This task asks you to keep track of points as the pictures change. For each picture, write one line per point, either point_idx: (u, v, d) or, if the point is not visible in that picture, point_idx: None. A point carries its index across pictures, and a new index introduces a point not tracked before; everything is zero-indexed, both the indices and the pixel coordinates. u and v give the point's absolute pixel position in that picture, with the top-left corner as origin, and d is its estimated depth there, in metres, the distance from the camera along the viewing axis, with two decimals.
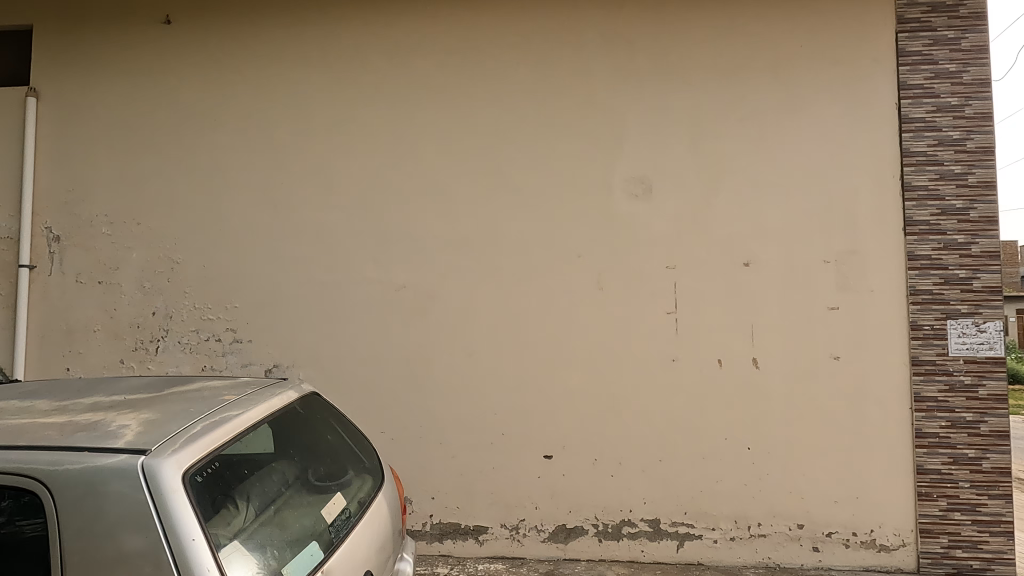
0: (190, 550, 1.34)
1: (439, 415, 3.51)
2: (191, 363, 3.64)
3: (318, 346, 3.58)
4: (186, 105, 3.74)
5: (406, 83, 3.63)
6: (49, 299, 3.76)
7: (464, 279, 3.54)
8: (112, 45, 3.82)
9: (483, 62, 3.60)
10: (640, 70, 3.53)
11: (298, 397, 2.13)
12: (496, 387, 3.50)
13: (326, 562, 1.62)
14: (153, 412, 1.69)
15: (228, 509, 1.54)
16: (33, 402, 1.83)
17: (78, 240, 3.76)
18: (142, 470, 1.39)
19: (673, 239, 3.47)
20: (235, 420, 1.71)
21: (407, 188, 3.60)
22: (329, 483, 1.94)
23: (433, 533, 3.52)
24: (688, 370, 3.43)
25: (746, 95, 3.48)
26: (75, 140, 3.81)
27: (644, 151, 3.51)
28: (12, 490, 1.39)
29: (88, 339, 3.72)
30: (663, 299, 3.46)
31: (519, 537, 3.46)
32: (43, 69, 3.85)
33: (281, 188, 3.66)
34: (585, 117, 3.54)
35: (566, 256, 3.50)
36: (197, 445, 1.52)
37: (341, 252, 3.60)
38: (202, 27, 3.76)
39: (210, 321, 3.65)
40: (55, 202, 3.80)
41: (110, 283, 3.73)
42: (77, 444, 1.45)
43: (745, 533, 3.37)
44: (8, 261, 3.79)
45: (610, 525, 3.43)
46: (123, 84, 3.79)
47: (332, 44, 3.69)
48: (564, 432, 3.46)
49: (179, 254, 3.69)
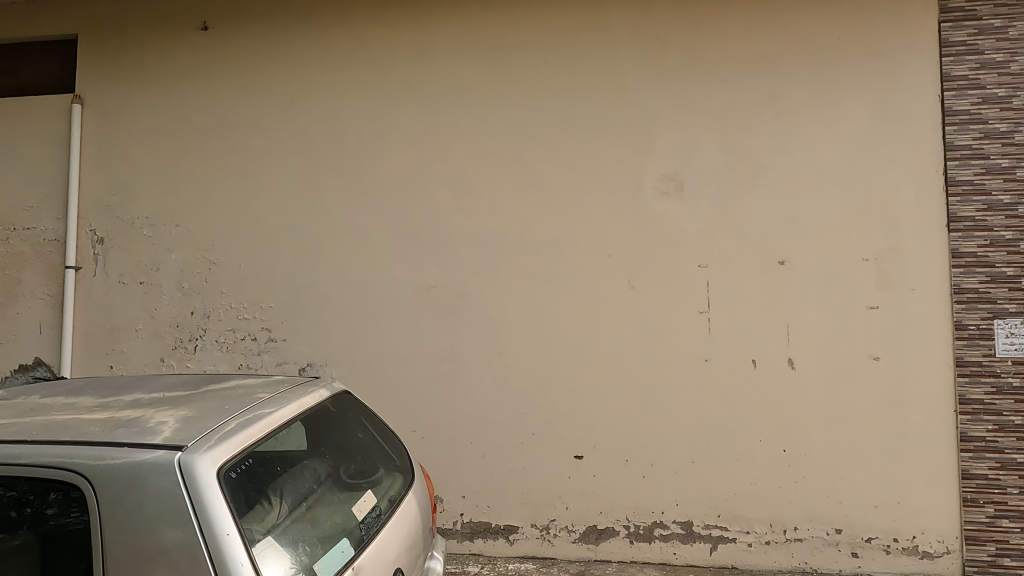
0: (224, 546, 1.37)
1: (468, 414, 3.52)
2: (227, 361, 3.73)
3: (351, 347, 3.63)
4: (223, 108, 3.82)
5: (436, 84, 3.65)
6: (93, 300, 3.88)
7: (495, 278, 3.54)
8: (152, 51, 3.91)
9: (512, 60, 3.60)
10: (672, 66, 3.49)
11: (331, 394, 2.15)
12: (526, 387, 3.49)
13: (357, 560, 1.64)
14: (190, 409, 1.73)
15: (262, 505, 1.56)
16: (77, 399, 1.89)
17: (120, 241, 3.88)
18: (178, 465, 1.42)
19: (706, 237, 3.42)
20: (269, 416, 1.74)
21: (437, 188, 3.62)
22: (360, 481, 1.96)
23: (464, 532, 3.53)
24: (720, 371, 3.38)
25: (781, 90, 3.41)
26: (118, 145, 3.93)
27: (676, 148, 3.46)
28: (59, 484, 1.44)
29: (130, 339, 3.83)
30: (696, 298, 3.41)
31: (549, 537, 3.45)
32: (87, 76, 3.97)
33: (314, 190, 3.71)
34: (616, 114, 3.51)
35: (597, 255, 3.48)
36: (231, 442, 1.55)
37: (373, 253, 3.64)
38: (236, 32, 3.84)
39: (246, 320, 3.73)
40: (98, 204, 3.92)
41: (151, 283, 3.83)
42: (117, 440, 1.50)
43: (780, 538, 3.31)
44: (55, 262, 3.92)
45: (641, 527, 3.39)
46: (162, 89, 3.89)
47: (363, 44, 3.73)
48: (594, 432, 3.43)
49: (216, 254, 3.78)
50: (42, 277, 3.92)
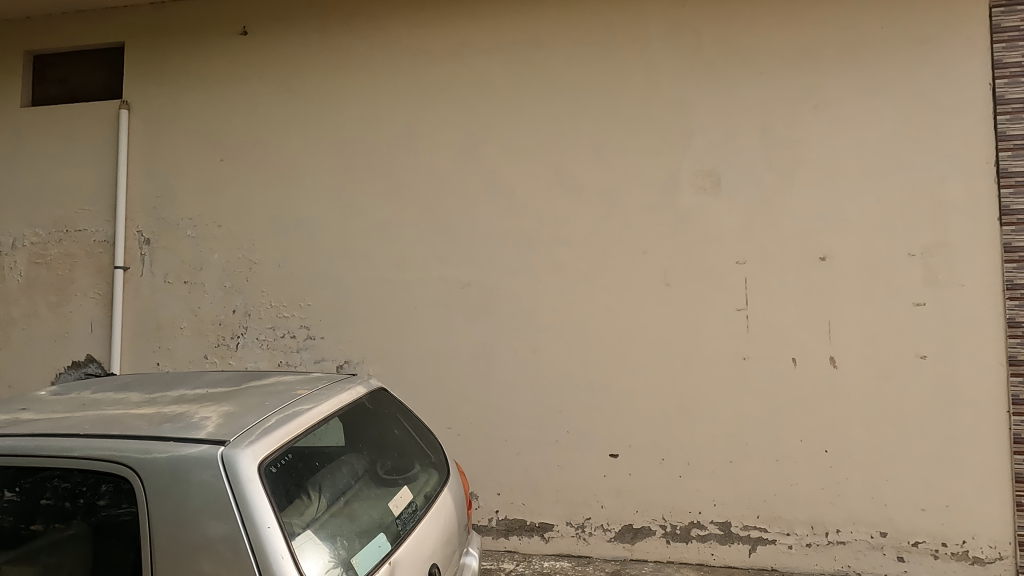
0: (265, 538, 1.40)
1: (503, 411, 3.53)
2: (267, 358, 3.81)
3: (387, 345, 3.67)
4: (262, 111, 3.91)
5: (470, 83, 3.67)
6: (140, 299, 4.01)
7: (529, 276, 3.54)
8: (194, 56, 4.02)
9: (545, 58, 3.59)
10: (708, 60, 3.43)
11: (368, 391, 2.19)
12: (561, 384, 3.48)
13: (393, 554, 1.66)
14: (232, 405, 1.78)
15: (302, 499, 1.59)
16: (126, 395, 1.96)
17: (165, 242, 4.00)
18: (221, 460, 1.46)
19: (744, 233, 3.36)
20: (308, 412, 1.78)
21: (471, 186, 3.63)
22: (396, 477, 1.98)
23: (499, 529, 3.54)
24: (759, 369, 3.31)
25: (822, 82, 3.33)
26: (163, 148, 4.05)
27: (712, 143, 3.41)
28: (110, 476, 1.50)
29: (175, 337, 3.94)
30: (733, 296, 3.35)
31: (585, 536, 3.44)
32: (134, 82, 4.11)
33: (350, 189, 3.77)
34: (651, 110, 3.47)
35: (632, 252, 3.44)
36: (272, 437, 1.59)
37: (408, 252, 3.68)
38: (275, 36, 3.92)
39: (285, 318, 3.81)
40: (145, 206, 4.05)
41: (195, 282, 3.94)
42: (163, 435, 1.55)
43: (822, 540, 3.23)
44: (104, 262, 4.06)
45: (678, 527, 3.35)
46: (204, 93, 4.00)
47: (397, 45, 3.76)
48: (629, 430, 3.41)
49: (257, 254, 3.87)
50: (93, 277, 4.07)
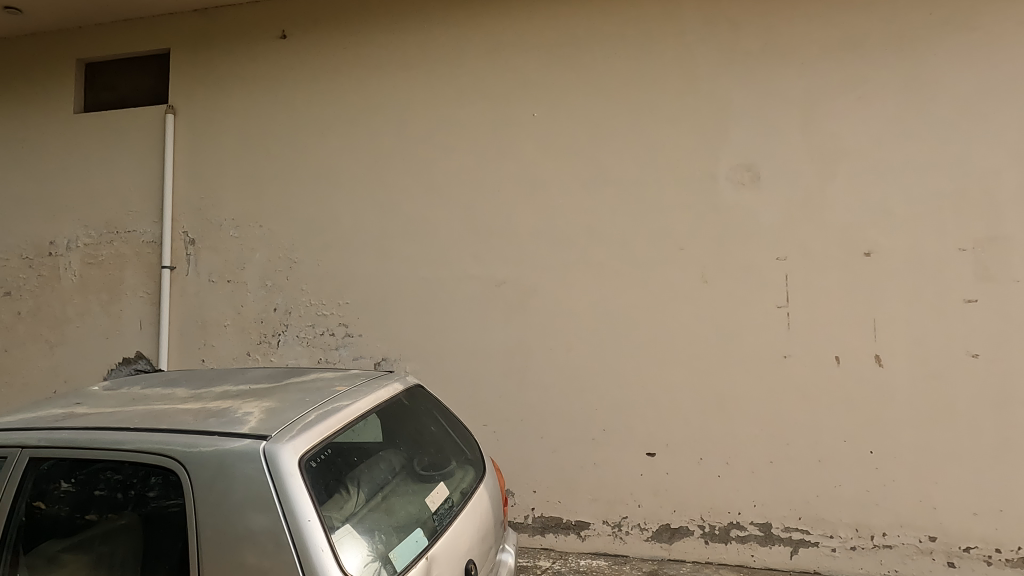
0: (306, 531, 1.43)
1: (539, 409, 3.53)
2: (307, 355, 3.89)
3: (424, 342, 3.71)
4: (301, 112, 3.98)
5: (505, 82, 3.67)
6: (186, 298, 4.13)
7: (564, 273, 3.53)
8: (236, 60, 4.12)
9: (580, 55, 3.58)
10: (746, 52, 3.37)
11: (405, 388, 2.21)
12: (597, 382, 3.46)
13: (430, 549, 1.67)
14: (273, 400, 1.82)
15: (341, 494, 1.62)
16: (173, 390, 2.03)
17: (210, 242, 4.11)
18: (263, 454, 1.50)
19: (784, 228, 3.28)
20: (346, 408, 1.81)
21: (506, 184, 3.64)
22: (433, 473, 2.00)
23: (535, 526, 3.54)
24: (800, 368, 3.24)
25: (866, 72, 3.23)
26: (206, 151, 4.16)
27: (751, 137, 3.34)
28: (159, 469, 1.55)
29: (220, 334, 4.05)
30: (774, 293, 3.28)
31: (621, 535, 3.42)
32: (179, 87, 4.23)
33: (387, 189, 3.81)
34: (687, 104, 3.42)
35: (669, 249, 3.40)
36: (311, 432, 1.62)
37: (444, 250, 3.70)
38: (313, 39, 3.99)
39: (324, 316, 3.88)
40: (190, 207, 4.17)
41: (237, 281, 4.04)
42: (208, 429, 1.60)
43: (867, 543, 3.14)
44: (152, 262, 4.20)
45: (717, 527, 3.30)
46: (245, 97, 4.10)
47: (432, 45, 3.79)
48: (666, 429, 3.37)
49: (297, 253, 3.95)
50: (142, 276, 4.21)
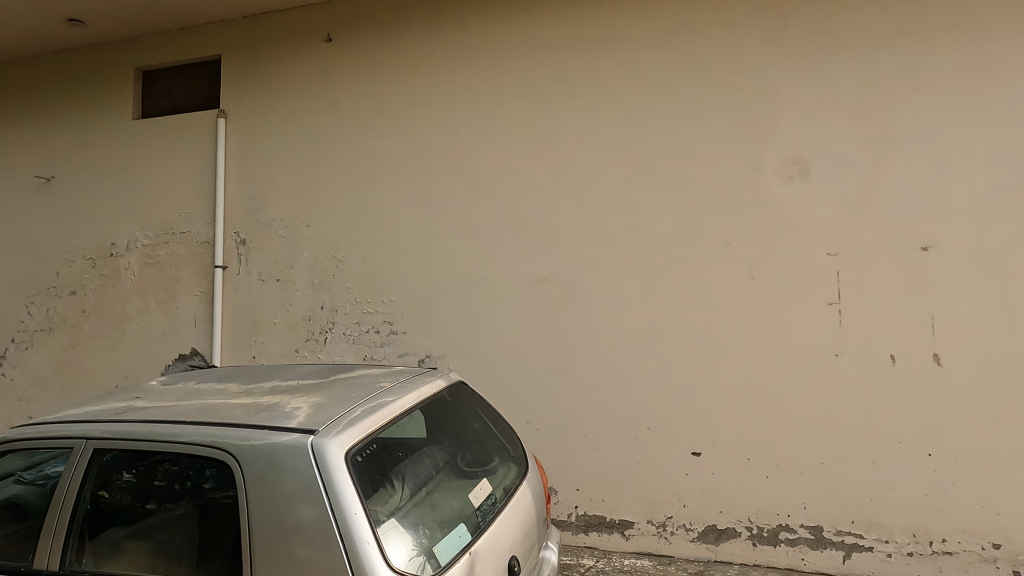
0: (353, 524, 1.46)
1: (582, 407, 3.52)
2: (353, 352, 3.96)
3: (466, 339, 3.74)
4: (346, 114, 4.06)
5: (546, 78, 3.66)
6: (238, 296, 4.26)
7: (606, 271, 3.50)
8: (283, 64, 4.22)
9: (622, 50, 3.54)
10: (795, 42, 3.27)
11: (448, 384, 2.24)
12: (640, 380, 3.43)
13: (474, 545, 1.68)
14: (320, 396, 1.87)
15: (386, 488, 1.65)
16: (226, 385, 2.10)
17: (260, 242, 4.23)
18: (311, 448, 1.54)
19: (835, 223, 3.18)
20: (390, 404, 1.84)
21: (548, 181, 3.63)
22: (476, 469, 2.02)
23: (579, 524, 3.53)
24: (853, 367, 3.13)
25: (923, 59, 3.10)
26: (256, 153, 4.28)
27: (800, 129, 3.25)
28: (213, 461, 1.61)
29: (270, 332, 4.17)
30: (824, 289, 3.18)
31: (666, 535, 3.37)
32: (230, 92, 4.36)
33: (430, 188, 3.86)
34: (733, 97, 3.35)
35: (714, 245, 3.34)
36: (358, 428, 1.65)
37: (487, 248, 3.72)
38: (357, 41, 4.06)
39: (369, 314, 3.95)
40: (241, 208, 4.30)
41: (286, 280, 4.15)
42: (259, 423, 1.65)
43: (925, 550, 3.02)
44: (206, 262, 4.35)
45: (765, 529, 3.23)
46: (292, 100, 4.20)
47: (474, 43, 3.81)
48: (712, 429, 3.31)
49: (342, 252, 4.03)
50: (196, 276, 4.37)
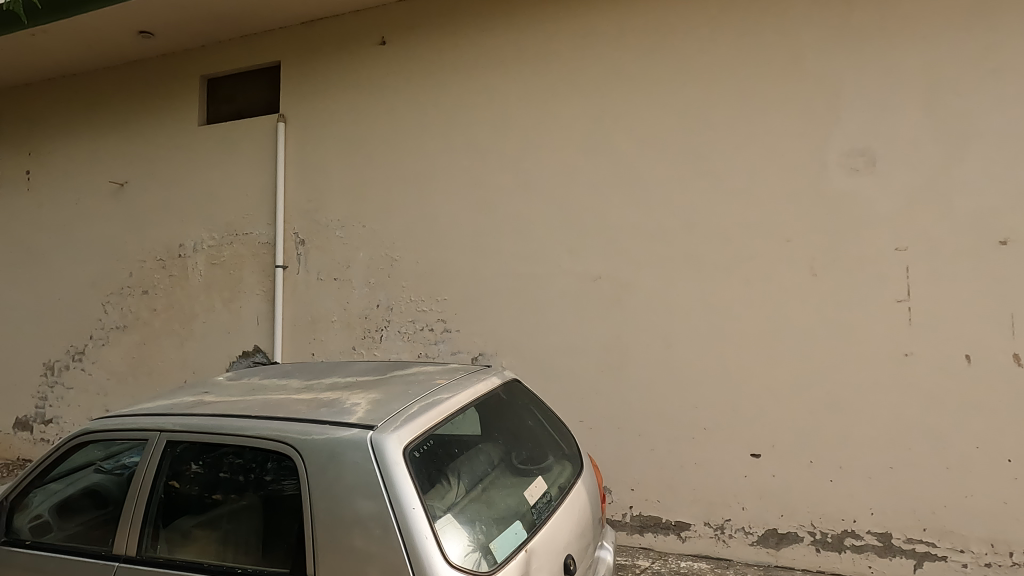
0: (411, 519, 1.48)
1: (636, 406, 3.47)
2: (408, 350, 4.03)
3: (519, 337, 3.74)
4: (400, 115, 4.13)
5: (598, 75, 3.63)
6: (297, 295, 4.39)
7: (661, 268, 3.45)
8: (339, 68, 4.32)
9: (676, 43, 3.48)
10: (859, 28, 3.14)
11: (502, 382, 2.24)
12: (696, 380, 3.36)
13: (529, 542, 1.68)
14: (378, 392, 1.91)
15: (443, 484, 1.67)
16: (288, 381, 2.16)
17: (318, 242, 4.35)
18: (371, 443, 1.57)
19: (904, 216, 3.04)
20: (446, 401, 1.86)
21: (600, 178, 3.60)
22: (531, 466, 2.02)
23: (634, 525, 3.49)
24: (924, 367, 2.99)
25: (1000, 42, 2.93)
26: (314, 156, 4.40)
27: (865, 119, 3.12)
28: (277, 454, 1.66)
29: (328, 330, 4.28)
30: (892, 286, 3.05)
31: (724, 538, 3.30)
32: (289, 97, 4.50)
33: (482, 186, 3.88)
34: (793, 87, 3.24)
35: (773, 240, 3.24)
36: (415, 424, 1.68)
37: (539, 246, 3.72)
38: (410, 43, 4.12)
39: (424, 312, 4.01)
40: (300, 210, 4.43)
41: (343, 279, 4.25)
42: (320, 418, 1.70)
43: (1004, 561, 2.86)
44: (267, 262, 4.50)
45: (829, 535, 3.12)
46: (348, 103, 4.30)
47: (525, 41, 3.81)
48: (772, 430, 3.22)
49: (397, 251, 4.10)
50: (259, 275, 4.52)
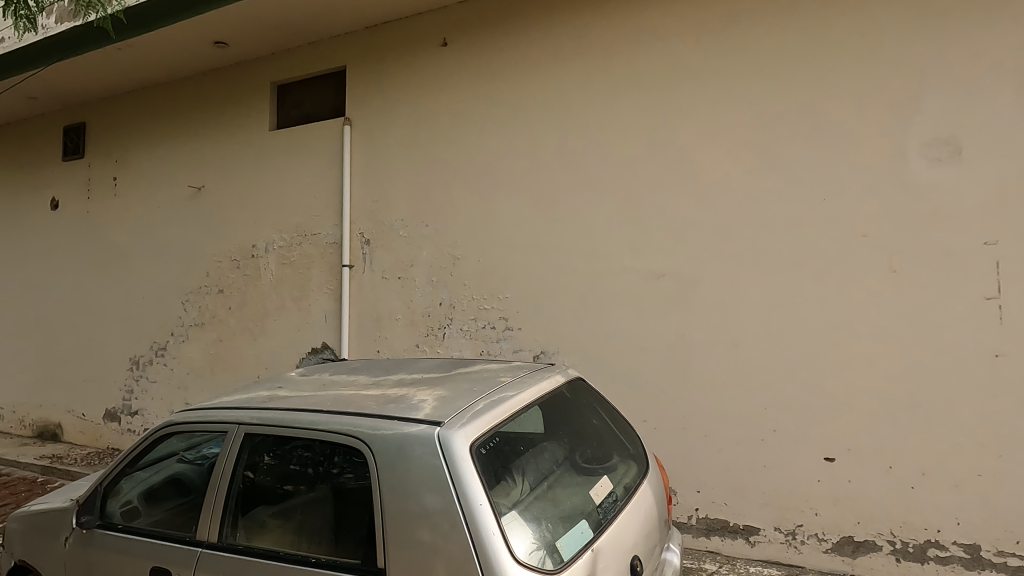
0: (478, 515, 1.49)
1: (702, 406, 3.40)
2: (470, 347, 4.07)
3: (581, 335, 3.72)
4: (462, 115, 4.17)
5: (662, 68, 3.57)
6: (363, 294, 4.50)
7: (728, 265, 3.36)
8: (402, 71, 4.40)
9: (745, 33, 3.37)
10: (943, 10, 2.97)
11: (566, 380, 2.23)
12: (766, 380, 3.26)
13: (596, 542, 1.67)
14: (444, 389, 1.93)
15: (509, 481, 1.68)
16: (356, 377, 2.22)
17: (382, 242, 4.45)
18: (438, 439, 1.59)
19: (994, 208, 2.86)
20: (512, 399, 1.87)
21: (664, 174, 3.54)
22: (596, 466, 2.00)
23: (700, 527, 3.41)
24: (1017, 369, 2.80)
25: None
26: (378, 157, 4.50)
27: (949, 106, 2.95)
28: (348, 448, 1.71)
29: (392, 327, 4.37)
30: (980, 282, 2.87)
31: (796, 544, 3.18)
32: (354, 100, 4.61)
33: (543, 184, 3.88)
34: (869, 74, 3.09)
35: (848, 235, 3.11)
36: (481, 421, 1.69)
37: (601, 244, 3.69)
38: (471, 43, 4.15)
39: (485, 310, 4.04)
40: (365, 210, 4.54)
41: (407, 277, 4.34)
42: (389, 414, 1.73)
43: None
44: (335, 262, 4.63)
45: (911, 545, 2.97)
46: (411, 104, 4.37)
47: (587, 37, 3.79)
48: (847, 433, 3.08)
49: (459, 250, 4.15)
50: (326, 274, 4.66)
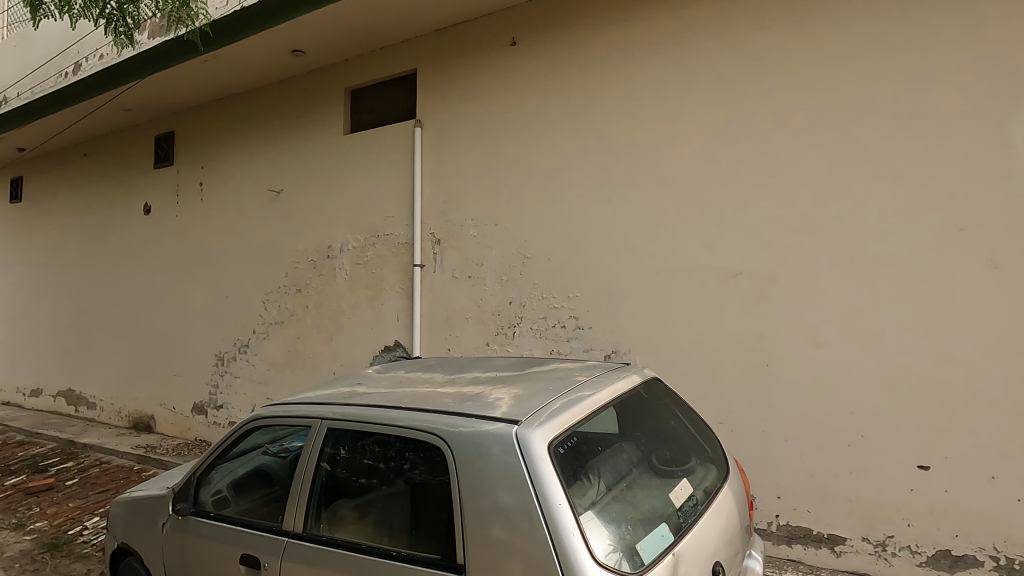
0: (557, 514, 1.48)
1: (783, 409, 3.27)
2: (540, 346, 4.06)
3: (654, 335, 3.66)
4: (531, 114, 4.18)
5: (738, 59, 3.46)
6: (434, 293, 4.57)
7: (810, 262, 3.22)
8: (472, 72, 4.45)
9: (828, 19, 3.23)
10: None
11: (642, 380, 2.19)
12: (852, 382, 3.11)
13: (676, 546, 1.63)
14: (520, 388, 1.93)
15: (586, 481, 1.66)
16: (432, 375, 2.25)
17: (452, 241, 4.51)
18: (516, 438, 1.59)
19: None
20: (588, 398, 1.85)
21: (740, 169, 3.43)
22: (674, 468, 1.96)
23: (781, 535, 3.29)
24: None
25: None
26: (448, 158, 4.57)
27: None
28: (427, 444, 1.74)
29: (462, 326, 4.42)
30: None
31: (886, 556, 3.02)
32: (425, 103, 4.70)
33: (614, 182, 3.83)
34: (967, 58, 2.90)
35: (944, 230, 2.92)
36: (558, 420, 1.68)
37: (675, 241, 3.61)
38: (540, 42, 4.15)
39: (555, 309, 4.03)
40: (435, 211, 4.61)
41: (476, 277, 4.38)
42: (467, 412, 1.75)
43: None
44: (406, 261, 4.73)
45: (1016, 561, 2.76)
46: (481, 105, 4.41)
47: (659, 31, 3.72)
48: (943, 439, 2.90)
49: (528, 248, 4.15)
50: (398, 274, 4.77)
